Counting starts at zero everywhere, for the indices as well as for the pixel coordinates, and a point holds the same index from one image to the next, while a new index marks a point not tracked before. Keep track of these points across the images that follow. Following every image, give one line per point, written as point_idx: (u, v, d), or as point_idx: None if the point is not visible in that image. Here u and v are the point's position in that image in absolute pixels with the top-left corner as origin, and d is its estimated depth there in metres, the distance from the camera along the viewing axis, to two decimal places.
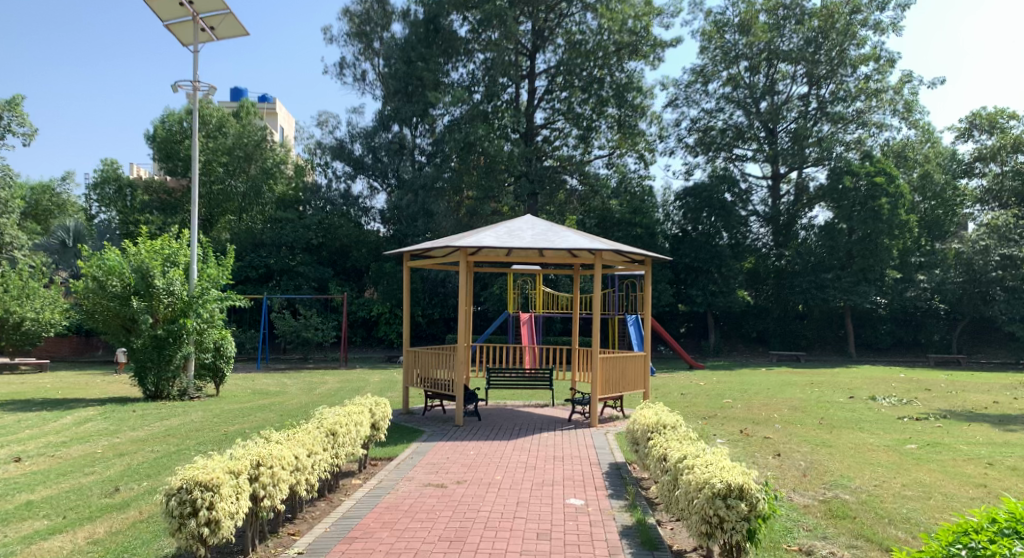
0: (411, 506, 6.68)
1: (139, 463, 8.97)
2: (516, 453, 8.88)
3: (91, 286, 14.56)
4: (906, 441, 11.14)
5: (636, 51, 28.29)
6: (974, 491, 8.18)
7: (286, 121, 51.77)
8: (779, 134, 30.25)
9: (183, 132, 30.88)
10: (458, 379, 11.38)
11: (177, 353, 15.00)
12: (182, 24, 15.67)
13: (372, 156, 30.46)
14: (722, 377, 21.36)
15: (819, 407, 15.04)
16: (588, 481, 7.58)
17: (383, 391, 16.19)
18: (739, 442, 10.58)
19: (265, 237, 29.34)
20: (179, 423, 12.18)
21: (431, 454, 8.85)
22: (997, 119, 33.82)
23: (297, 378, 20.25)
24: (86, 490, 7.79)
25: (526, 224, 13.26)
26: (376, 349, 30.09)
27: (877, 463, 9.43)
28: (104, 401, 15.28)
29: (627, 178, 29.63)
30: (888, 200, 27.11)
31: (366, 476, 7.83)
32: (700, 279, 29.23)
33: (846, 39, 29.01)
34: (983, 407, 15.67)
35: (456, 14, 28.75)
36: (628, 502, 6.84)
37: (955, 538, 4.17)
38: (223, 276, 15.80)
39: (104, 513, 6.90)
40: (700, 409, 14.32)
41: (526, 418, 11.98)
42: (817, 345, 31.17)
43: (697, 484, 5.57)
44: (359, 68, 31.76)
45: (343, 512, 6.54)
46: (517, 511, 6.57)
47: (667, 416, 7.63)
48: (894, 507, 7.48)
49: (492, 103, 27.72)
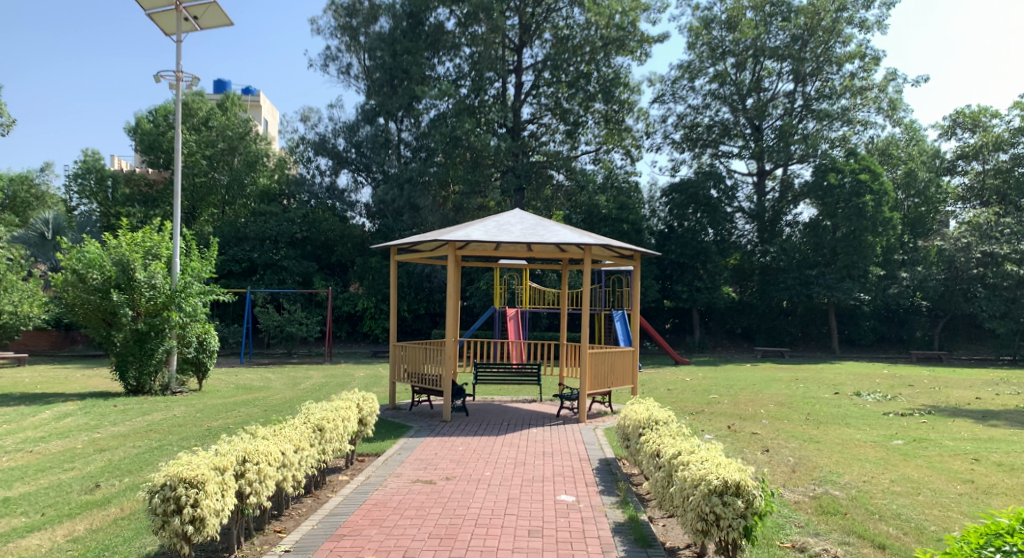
0: (400, 503, 6.58)
1: (120, 459, 8.80)
2: (505, 449, 8.81)
3: (70, 279, 14.27)
4: (893, 437, 11.16)
5: (623, 46, 28.09)
6: (962, 487, 8.19)
7: (270, 113, 51.24)
8: (764, 131, 30.41)
9: (167, 124, 30.64)
10: (446, 374, 11.27)
11: (159, 347, 14.82)
12: (165, 13, 15.41)
13: (357, 150, 30.23)
14: (706, 372, 21.43)
15: (805, 402, 15.07)
16: (578, 477, 7.51)
17: (367, 387, 16.06)
18: (727, 438, 10.56)
19: (248, 231, 28.85)
20: (160, 418, 11.98)
21: (418, 450, 8.75)
22: (980, 117, 34.01)
23: (281, 373, 20.03)
24: (65, 487, 7.62)
25: (515, 219, 13.14)
26: (361, 344, 29.98)
27: (865, 459, 9.43)
28: (84, 396, 15.05)
29: (614, 174, 29.70)
30: (872, 197, 27.28)
31: (353, 472, 7.72)
32: (686, 275, 29.44)
33: (832, 37, 29.14)
34: (966, 403, 15.75)
35: (442, 9, 28.57)
36: (619, 499, 6.77)
37: (987, 541, 4.17)
38: (206, 270, 15.63)
39: (83, 510, 6.74)
40: (687, 405, 14.31)
41: (513, 414, 11.84)
42: (801, 341, 31.41)
43: (694, 480, 5.51)
44: (345, 61, 31.55)
45: (330, 509, 6.43)
46: (508, 507, 6.49)
47: (658, 411, 7.56)
48: (884, 503, 7.46)
49: (479, 98, 27.71)
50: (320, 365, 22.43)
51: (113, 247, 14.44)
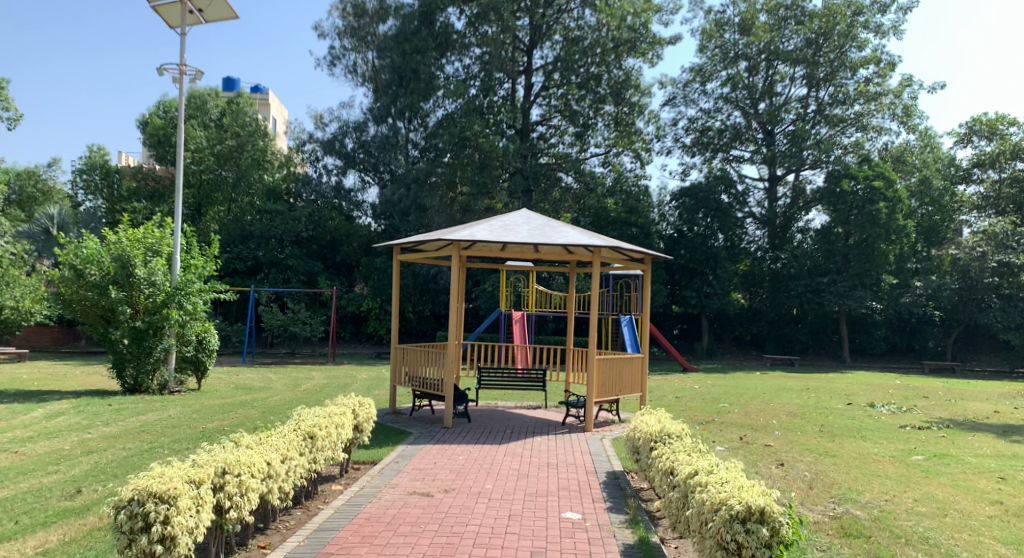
0: (395, 518, 6.17)
1: (106, 462, 8.43)
2: (508, 460, 8.38)
3: (67, 275, 13.90)
4: (912, 452, 10.67)
5: (635, 48, 27.70)
6: (991, 509, 7.72)
7: (279, 111, 51.11)
8: (776, 136, 29.92)
9: (171, 120, 30.72)
10: (447, 378, 10.83)
11: (157, 345, 14.51)
12: (169, 5, 15.11)
13: (364, 150, 29.76)
14: (715, 380, 20.99)
15: (818, 413, 14.59)
16: (584, 492, 7.09)
17: (369, 389, 15.64)
18: (739, 451, 10.12)
19: (253, 229, 28.59)
20: (155, 419, 11.63)
21: (416, 458, 8.34)
22: (997, 125, 33.56)
23: (283, 373, 19.69)
24: (45, 492, 7.24)
25: (521, 219, 12.73)
26: (365, 345, 29.68)
27: (885, 476, 8.97)
28: (79, 394, 14.72)
29: (623, 177, 29.26)
30: (887, 204, 26.62)
31: (347, 481, 7.32)
32: (695, 280, 28.90)
33: (847, 42, 28.61)
34: (985, 417, 15.26)
35: (453, 8, 28.34)
36: (629, 517, 6.35)
37: None
38: (207, 268, 15.27)
39: (60, 519, 6.36)
40: (698, 414, 13.86)
41: (516, 421, 11.41)
42: (811, 349, 30.94)
43: (713, 504, 5.09)
44: (350, 60, 31.13)
45: (319, 524, 6.02)
46: (509, 526, 6.07)
47: (671, 423, 7.14)
48: (910, 526, 7.00)
49: (487, 98, 27.35)
50: (321, 366, 22.04)
51: (113, 243, 14.08)
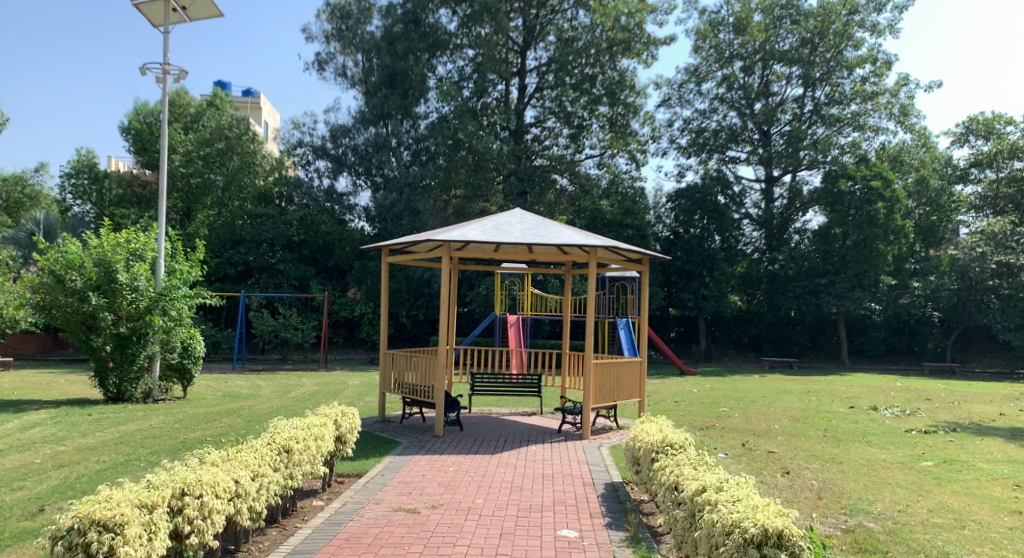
0: (377, 538, 5.72)
1: (76, 478, 7.95)
2: (500, 471, 7.93)
3: (46, 281, 13.42)
4: (921, 457, 10.24)
5: (629, 48, 27.33)
6: (1012, 520, 7.29)
7: (269, 115, 50.73)
8: (772, 136, 29.54)
9: (154, 123, 30.32)
10: (438, 385, 10.34)
11: (141, 352, 14.01)
12: (152, 3, 14.63)
13: (354, 153, 28.63)
14: (714, 384, 20.54)
15: (820, 417, 14.16)
16: (581, 506, 6.65)
17: (360, 396, 15.18)
18: (742, 458, 9.69)
19: (244, 233, 28.15)
20: (135, 429, 11.17)
21: (404, 471, 7.88)
22: (994, 125, 33.30)
23: (272, 381, 19.19)
24: (6, 510, 6.79)
25: (515, 220, 12.26)
26: (358, 350, 29.23)
27: (895, 484, 8.54)
28: (60, 404, 14.22)
29: (618, 178, 28.82)
30: (885, 204, 26.28)
31: (330, 496, 6.88)
32: (692, 283, 28.44)
33: (843, 40, 28.32)
34: (991, 420, 14.84)
35: (444, 10, 28.12)
36: (630, 535, 5.91)
37: None
38: (193, 273, 14.77)
39: (13, 543, 5.89)
40: (697, 419, 13.44)
41: (510, 428, 10.98)
42: (810, 352, 30.50)
43: (725, 526, 4.68)
44: (339, 63, 30.60)
45: (294, 545, 5.58)
46: (500, 546, 5.61)
47: (673, 432, 6.71)
48: (928, 539, 6.58)
49: (480, 100, 27.06)
50: (313, 373, 21.57)
51: (94, 247, 13.63)
